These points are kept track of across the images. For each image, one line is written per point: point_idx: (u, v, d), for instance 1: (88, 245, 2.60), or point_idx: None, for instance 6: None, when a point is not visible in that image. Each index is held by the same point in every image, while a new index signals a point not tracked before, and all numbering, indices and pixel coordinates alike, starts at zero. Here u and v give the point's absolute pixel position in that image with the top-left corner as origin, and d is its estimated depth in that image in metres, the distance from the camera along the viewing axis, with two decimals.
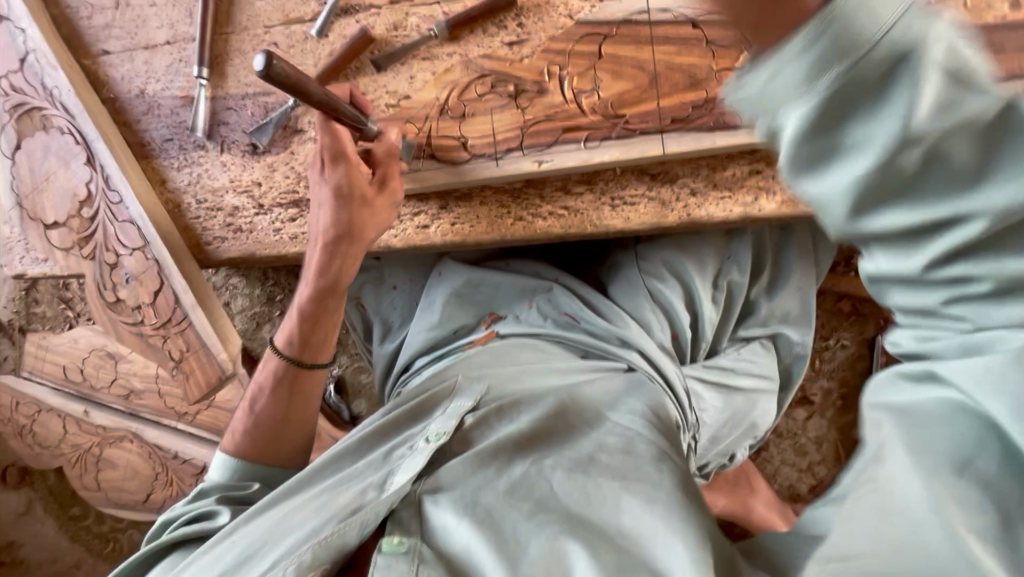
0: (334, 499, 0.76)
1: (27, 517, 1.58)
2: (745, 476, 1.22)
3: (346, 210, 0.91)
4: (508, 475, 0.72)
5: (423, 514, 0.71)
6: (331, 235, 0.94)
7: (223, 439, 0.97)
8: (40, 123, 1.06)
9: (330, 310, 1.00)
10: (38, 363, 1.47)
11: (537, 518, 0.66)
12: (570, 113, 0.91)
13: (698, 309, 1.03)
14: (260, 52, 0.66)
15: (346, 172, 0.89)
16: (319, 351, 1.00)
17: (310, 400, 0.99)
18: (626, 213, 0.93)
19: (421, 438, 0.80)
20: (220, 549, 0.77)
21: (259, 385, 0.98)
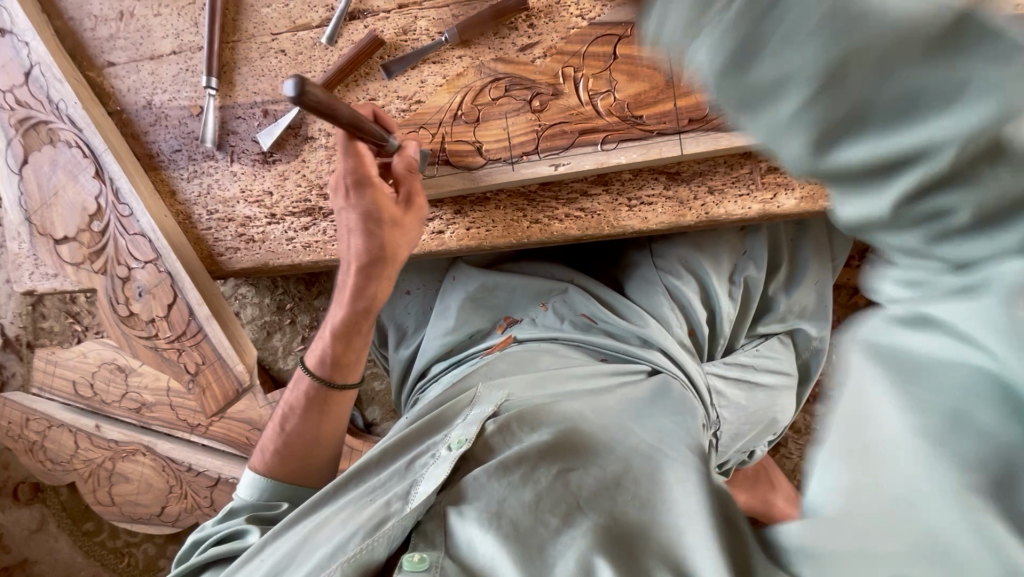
0: (359, 511, 0.75)
1: (40, 534, 1.57)
2: (765, 471, 1.20)
3: (376, 234, 0.90)
4: (534, 484, 0.72)
5: (450, 527, 0.71)
6: (360, 259, 0.92)
7: (252, 458, 0.96)
8: (46, 137, 1.05)
9: (364, 331, 0.98)
10: (48, 378, 1.46)
11: (567, 533, 0.67)
12: (586, 115, 0.90)
13: (717, 306, 1.02)
14: (293, 77, 0.65)
15: (376, 196, 0.88)
16: (351, 370, 0.98)
17: (339, 421, 0.97)
18: (644, 212, 0.92)
19: (443, 447, 0.79)
20: (252, 566, 0.77)
21: (290, 405, 0.97)
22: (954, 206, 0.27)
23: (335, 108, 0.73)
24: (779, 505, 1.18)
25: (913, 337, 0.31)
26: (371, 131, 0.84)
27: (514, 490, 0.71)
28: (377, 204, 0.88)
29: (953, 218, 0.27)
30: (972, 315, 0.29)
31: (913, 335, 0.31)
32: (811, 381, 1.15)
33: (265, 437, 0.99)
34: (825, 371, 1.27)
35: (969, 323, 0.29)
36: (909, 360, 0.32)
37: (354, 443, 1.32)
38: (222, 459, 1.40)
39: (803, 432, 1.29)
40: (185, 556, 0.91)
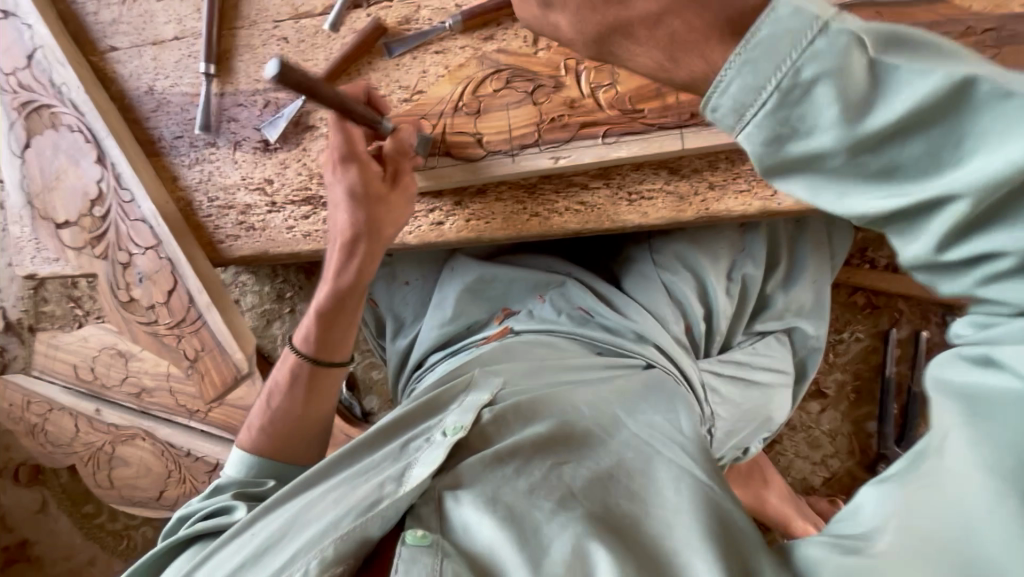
0: (353, 491, 0.75)
1: (42, 515, 1.59)
2: (759, 469, 1.20)
3: (362, 211, 0.90)
4: (529, 474, 0.73)
5: (444, 512, 0.71)
6: (346, 236, 0.92)
7: (240, 434, 0.97)
8: (48, 121, 1.05)
9: (349, 311, 0.98)
10: (48, 362, 1.48)
11: (561, 519, 0.67)
12: (587, 108, 0.90)
13: (713, 302, 1.02)
14: (272, 60, 0.67)
15: (360, 171, 0.89)
16: (337, 349, 0.99)
17: (326, 403, 0.98)
18: (644, 207, 0.92)
19: (438, 431, 0.80)
20: (241, 540, 0.77)
21: (276, 380, 0.99)
22: (1007, 246, 0.41)
23: (315, 88, 0.74)
24: (772, 502, 1.18)
25: (974, 371, 0.46)
26: (359, 112, 0.84)
27: (510, 479, 0.72)
28: (363, 180, 0.89)
29: (1003, 260, 0.42)
30: None
31: (975, 370, 0.46)
32: (807, 381, 1.16)
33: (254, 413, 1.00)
34: (822, 368, 1.28)
35: None
36: (985, 392, 0.45)
37: (350, 431, 1.33)
38: (220, 444, 1.41)
39: (799, 430, 1.30)
40: (172, 532, 0.90)
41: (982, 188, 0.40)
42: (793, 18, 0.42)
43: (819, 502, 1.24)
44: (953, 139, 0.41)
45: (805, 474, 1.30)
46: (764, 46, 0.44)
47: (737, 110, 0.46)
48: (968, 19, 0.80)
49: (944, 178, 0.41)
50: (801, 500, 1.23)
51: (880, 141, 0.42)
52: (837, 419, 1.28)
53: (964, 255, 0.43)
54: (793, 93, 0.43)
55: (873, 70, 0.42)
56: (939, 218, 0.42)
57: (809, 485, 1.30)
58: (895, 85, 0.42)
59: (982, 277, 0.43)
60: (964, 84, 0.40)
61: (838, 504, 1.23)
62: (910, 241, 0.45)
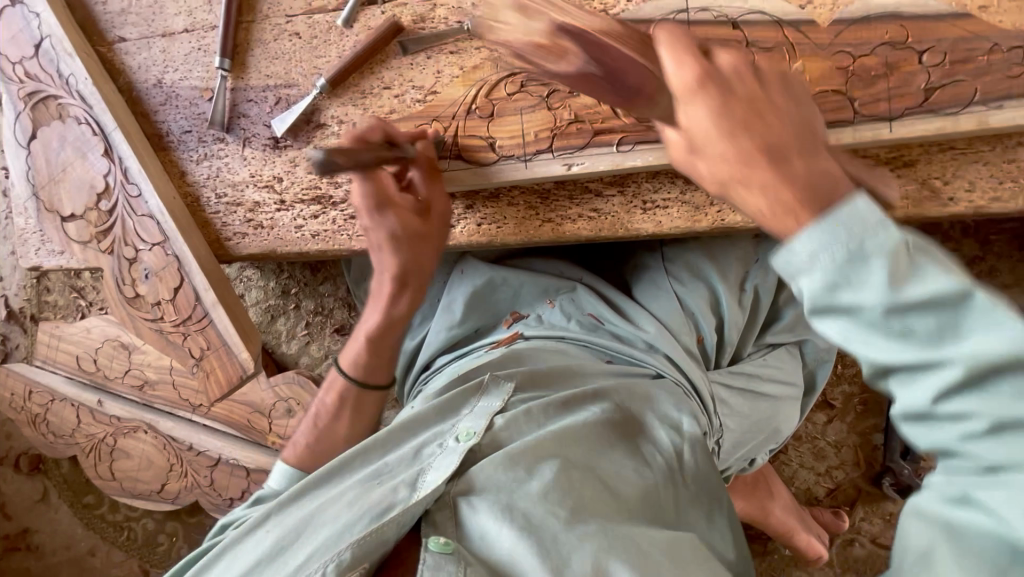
0: (366, 495, 0.74)
1: (42, 504, 1.59)
2: (764, 479, 1.19)
3: (404, 251, 0.92)
4: (541, 476, 0.72)
5: (461, 517, 0.71)
6: (391, 272, 0.94)
7: (284, 450, 0.96)
8: (56, 112, 1.04)
9: (394, 338, 0.98)
10: (51, 352, 1.47)
11: (578, 530, 0.67)
12: (603, 115, 0.88)
13: (724, 314, 1.01)
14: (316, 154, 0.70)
15: (399, 216, 0.91)
16: (383, 371, 0.98)
17: (371, 419, 0.98)
18: (658, 216, 0.91)
19: (451, 437, 0.80)
20: (255, 539, 0.77)
21: (323, 401, 0.98)
22: (985, 410, 0.41)
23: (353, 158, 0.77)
24: (775, 513, 1.17)
25: (953, 510, 0.44)
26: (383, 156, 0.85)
27: (522, 483, 0.71)
28: (400, 225, 0.91)
29: (975, 423, 0.42)
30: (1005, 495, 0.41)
31: (954, 509, 0.44)
32: (816, 393, 1.14)
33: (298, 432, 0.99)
34: (830, 380, 1.27)
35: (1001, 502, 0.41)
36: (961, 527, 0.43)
37: None
38: (222, 439, 1.40)
39: (804, 440, 1.29)
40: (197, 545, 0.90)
41: (977, 366, 0.40)
42: (859, 204, 0.44)
43: (824, 513, 1.24)
44: (959, 327, 0.42)
45: (809, 485, 1.29)
46: (835, 219, 0.44)
47: (809, 255, 0.44)
48: (995, 36, 0.79)
49: (947, 349, 0.41)
50: (805, 511, 1.22)
51: (909, 311, 0.42)
52: (843, 431, 1.27)
53: (949, 412, 0.42)
54: (855, 254, 0.43)
55: (914, 259, 0.43)
56: (936, 380, 0.42)
57: (813, 497, 1.29)
58: (928, 272, 0.42)
59: (965, 435, 0.42)
60: (972, 290, 0.41)
61: (842, 516, 1.23)
62: (909, 397, 0.44)
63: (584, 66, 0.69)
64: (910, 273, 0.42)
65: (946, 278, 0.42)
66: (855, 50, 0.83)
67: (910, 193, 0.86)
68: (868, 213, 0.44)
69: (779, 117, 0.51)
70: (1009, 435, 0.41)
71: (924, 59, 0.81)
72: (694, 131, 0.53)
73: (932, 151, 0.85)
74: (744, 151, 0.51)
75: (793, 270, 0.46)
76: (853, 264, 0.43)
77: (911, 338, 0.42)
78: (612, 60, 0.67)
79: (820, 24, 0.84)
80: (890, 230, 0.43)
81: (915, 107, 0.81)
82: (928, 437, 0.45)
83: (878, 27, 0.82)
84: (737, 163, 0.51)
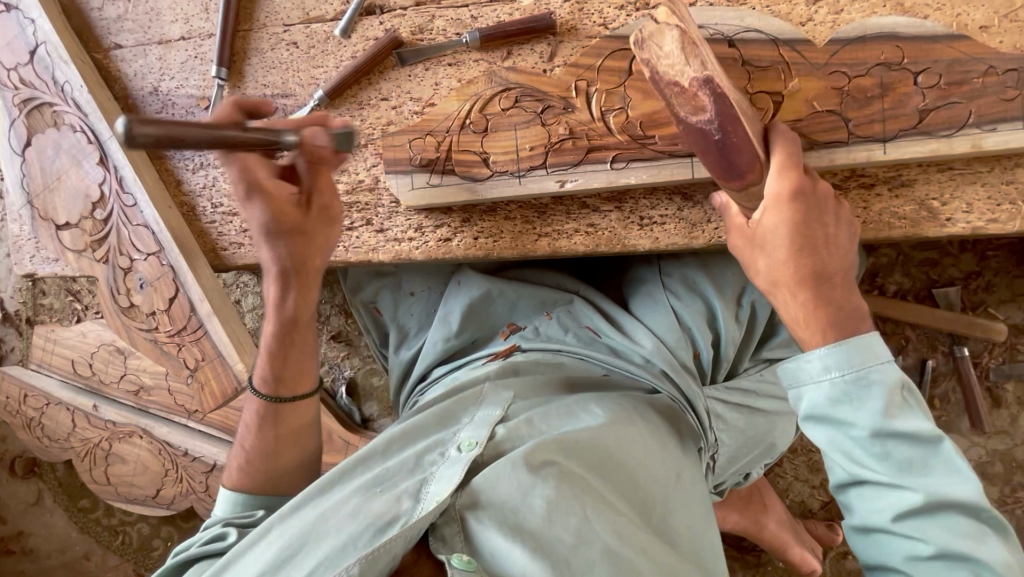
0: (369, 504, 0.73)
1: (37, 507, 1.59)
2: (758, 492, 1.20)
3: (286, 245, 0.87)
4: (544, 487, 0.72)
5: (468, 533, 0.71)
6: (276, 271, 0.89)
7: (224, 474, 0.95)
8: (51, 120, 1.03)
9: (297, 340, 0.94)
10: (46, 356, 1.47)
11: (587, 548, 0.68)
12: (598, 132, 0.88)
13: (721, 330, 1.00)
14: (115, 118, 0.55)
15: (271, 205, 0.83)
16: (297, 380, 0.95)
17: (303, 431, 0.96)
18: (655, 232, 0.91)
19: (453, 446, 0.80)
20: (255, 552, 0.75)
21: (246, 423, 0.95)
22: (927, 536, 0.60)
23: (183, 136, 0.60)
24: (770, 527, 1.18)
25: None
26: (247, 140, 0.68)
27: (527, 497, 0.71)
28: (275, 216, 0.83)
29: (923, 544, 0.60)
30: None
31: None
32: None
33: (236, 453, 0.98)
34: None
35: None
36: None
37: (349, 438, 1.32)
38: (218, 446, 1.40)
39: (800, 453, 1.29)
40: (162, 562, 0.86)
41: (929, 497, 0.60)
42: (874, 346, 0.64)
43: (818, 526, 1.24)
44: (924, 466, 0.61)
45: (804, 497, 1.29)
46: (854, 349, 0.64)
47: (822, 368, 0.65)
48: (991, 58, 0.79)
49: (909, 478, 0.61)
50: (799, 524, 1.22)
51: (892, 439, 0.61)
52: None
53: (904, 527, 0.61)
54: (861, 382, 0.63)
55: (907, 402, 0.63)
56: (898, 498, 0.61)
57: (808, 510, 1.29)
58: (913, 415, 0.62)
59: (910, 552, 0.61)
60: (940, 441, 0.61)
61: (836, 529, 1.23)
62: (876, 506, 0.63)
63: (705, 124, 0.70)
64: (899, 410, 0.62)
65: (923, 424, 0.61)
66: (851, 70, 0.82)
67: (907, 213, 0.86)
68: (878, 356, 0.64)
69: (832, 249, 0.69)
70: (944, 559, 0.60)
71: (920, 80, 0.80)
72: (767, 231, 0.70)
73: (929, 172, 0.84)
74: (800, 265, 0.68)
75: (804, 377, 0.67)
76: (853, 386, 0.63)
77: (886, 460, 0.62)
78: (731, 133, 0.69)
79: (816, 42, 0.84)
80: (888, 373, 0.63)
81: (911, 128, 0.81)
82: (883, 542, 0.64)
83: (876, 47, 0.82)
84: (793, 273, 0.69)
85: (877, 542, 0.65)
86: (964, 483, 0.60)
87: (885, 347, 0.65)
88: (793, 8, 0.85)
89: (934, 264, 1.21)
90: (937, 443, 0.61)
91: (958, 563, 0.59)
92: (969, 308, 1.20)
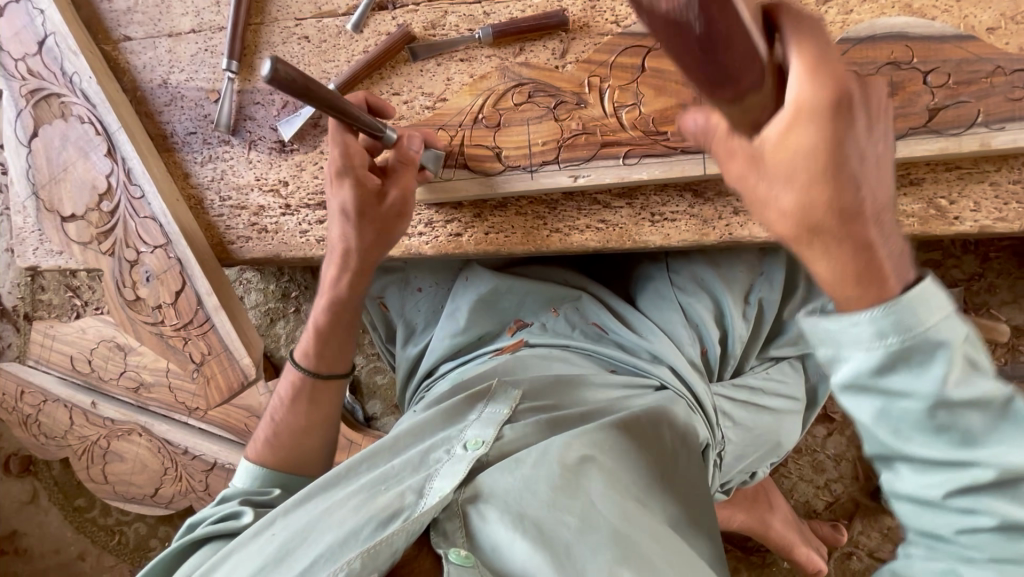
0: (373, 499, 0.73)
1: (31, 507, 1.56)
2: (764, 491, 1.20)
3: (358, 228, 0.88)
4: (547, 474, 0.72)
5: (470, 528, 0.70)
6: (340, 252, 0.91)
7: (247, 449, 0.95)
8: (58, 110, 1.02)
9: (346, 323, 0.96)
10: (45, 352, 1.45)
11: (589, 537, 0.67)
12: (610, 128, 0.88)
13: (729, 326, 1.01)
14: (266, 57, 0.62)
15: (353, 188, 0.86)
16: (335, 361, 0.96)
17: (330, 411, 0.96)
18: (666, 229, 0.91)
19: (459, 443, 0.79)
20: (261, 542, 0.74)
21: (280, 396, 0.96)
22: (990, 512, 0.46)
23: (313, 89, 0.68)
24: (776, 526, 1.17)
25: None
26: (361, 120, 0.80)
27: (530, 486, 0.71)
28: (356, 199, 0.86)
29: (984, 520, 0.46)
30: None
31: None
32: (818, 407, 1.14)
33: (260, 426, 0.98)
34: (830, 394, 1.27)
35: None
36: None
37: (354, 437, 1.31)
38: (219, 444, 1.39)
39: (804, 453, 1.30)
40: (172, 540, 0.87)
41: (1001, 469, 0.45)
42: (936, 293, 0.44)
43: (822, 527, 1.24)
44: (994, 430, 0.45)
45: (808, 498, 1.29)
46: (910, 305, 0.44)
47: (873, 333, 0.45)
48: (999, 59, 0.80)
49: (974, 449, 0.46)
50: (804, 524, 1.22)
51: (956, 408, 0.45)
52: (843, 444, 1.27)
53: (960, 505, 0.47)
54: (920, 346, 0.44)
55: (970, 357, 0.46)
56: (960, 474, 0.46)
57: (812, 510, 1.29)
58: (977, 370, 0.46)
59: (965, 530, 0.47)
60: (1010, 396, 0.46)
61: (841, 530, 1.22)
62: (927, 481, 0.48)
63: (681, 8, 0.43)
64: (964, 369, 0.45)
65: (988, 380, 0.46)
66: (861, 69, 0.83)
67: (916, 211, 0.86)
68: (942, 308, 0.45)
69: (874, 170, 0.46)
70: (1012, 538, 0.46)
71: (929, 80, 0.81)
72: (786, 154, 0.46)
73: (938, 172, 0.86)
74: (829, 207, 0.45)
75: (836, 340, 0.47)
76: (911, 350, 0.45)
77: (945, 431, 0.46)
78: (721, 17, 0.43)
79: None
80: (951, 333, 0.45)
81: (920, 127, 0.82)
82: (927, 520, 0.49)
83: (885, 47, 0.83)
84: (815, 221, 0.46)
85: (918, 518, 0.50)
86: None
87: (948, 293, 0.45)
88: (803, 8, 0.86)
89: (936, 266, 1.22)
90: (1007, 401, 0.46)
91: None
92: (971, 309, 1.21)
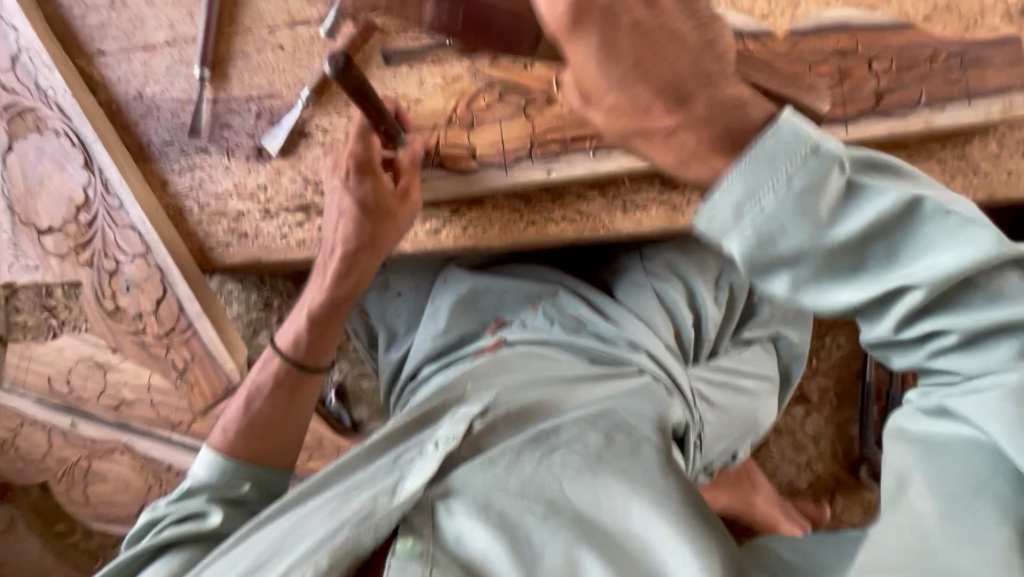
0: (346, 505, 0.74)
1: (9, 535, 1.52)
2: (747, 473, 1.24)
3: (369, 222, 0.92)
4: (518, 470, 0.70)
5: (438, 520, 0.69)
6: (348, 249, 0.94)
7: (211, 435, 0.94)
8: (33, 125, 1.03)
9: (340, 316, 0.99)
10: (21, 374, 1.41)
11: (553, 521, 0.65)
12: (578, 123, 0.92)
13: (701, 309, 1.05)
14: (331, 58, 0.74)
15: (374, 183, 0.91)
16: (323, 354, 0.98)
17: (306, 404, 0.97)
18: (637, 217, 0.95)
19: (432, 442, 0.78)
20: (236, 555, 0.75)
21: (258, 385, 0.96)
22: (949, 326, 0.48)
23: (364, 88, 0.81)
24: (759, 504, 1.21)
25: (935, 422, 0.52)
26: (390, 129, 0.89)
27: (497, 480, 0.70)
28: (374, 189, 0.91)
29: (944, 339, 0.49)
30: (976, 405, 0.48)
31: (936, 421, 0.52)
32: (791, 386, 1.18)
33: (225, 416, 0.97)
34: (805, 375, 1.31)
35: (978, 414, 0.48)
36: (940, 442, 0.51)
37: (342, 443, 1.31)
38: None
39: (784, 434, 1.33)
40: (137, 538, 0.87)
41: (929, 288, 0.47)
42: (791, 135, 0.48)
43: (805, 505, 1.28)
44: (909, 245, 0.48)
45: (791, 477, 1.33)
46: (765, 155, 0.48)
47: (738, 208, 0.49)
48: (936, 44, 0.86)
49: (904, 271, 0.48)
50: (787, 502, 1.26)
51: (860, 243, 0.48)
52: (820, 423, 1.32)
53: (919, 333, 0.50)
54: (798, 196, 0.47)
55: (853, 184, 0.48)
56: (899, 304, 0.49)
57: (795, 489, 1.33)
58: (868, 194, 0.47)
59: (929, 351, 0.51)
60: (916, 198, 0.47)
61: (823, 506, 1.26)
62: (879, 319, 0.51)
63: None
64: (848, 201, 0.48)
65: (886, 197, 0.47)
66: (811, 59, 0.88)
67: None
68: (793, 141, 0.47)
69: None
70: (978, 343, 0.49)
71: (874, 66, 0.87)
72: None
73: (889, 151, 0.90)
74: None
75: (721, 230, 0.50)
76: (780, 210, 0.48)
77: (859, 269, 0.49)
78: None
79: (778, 33, 0.89)
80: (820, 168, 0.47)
81: (869, 110, 0.87)
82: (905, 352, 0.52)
83: (832, 37, 0.88)
84: None
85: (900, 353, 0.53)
86: (971, 241, 0.46)
87: (801, 128, 0.48)
88: (755, 3, 0.90)
89: None
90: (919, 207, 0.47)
91: (993, 340, 0.48)
92: None
